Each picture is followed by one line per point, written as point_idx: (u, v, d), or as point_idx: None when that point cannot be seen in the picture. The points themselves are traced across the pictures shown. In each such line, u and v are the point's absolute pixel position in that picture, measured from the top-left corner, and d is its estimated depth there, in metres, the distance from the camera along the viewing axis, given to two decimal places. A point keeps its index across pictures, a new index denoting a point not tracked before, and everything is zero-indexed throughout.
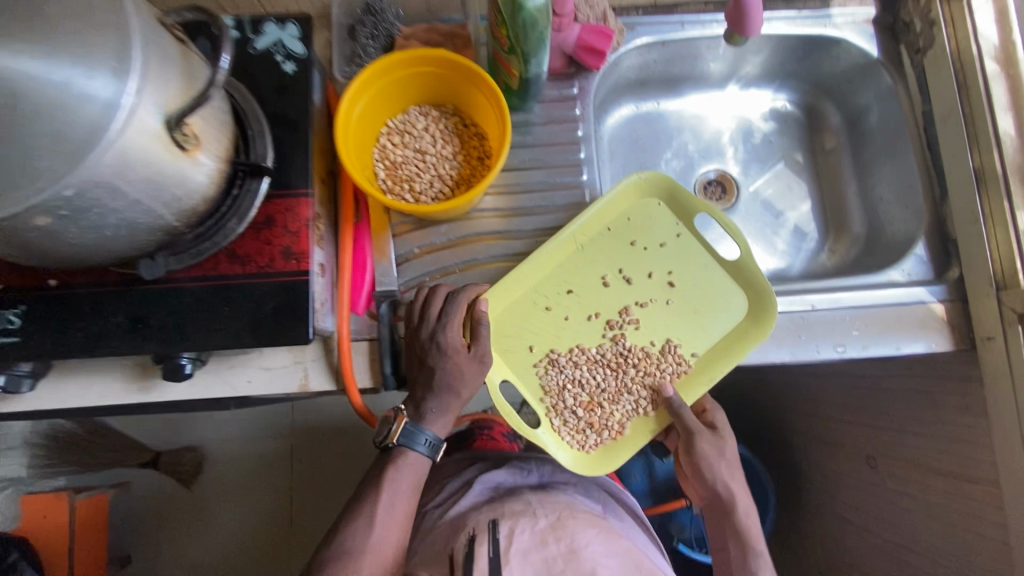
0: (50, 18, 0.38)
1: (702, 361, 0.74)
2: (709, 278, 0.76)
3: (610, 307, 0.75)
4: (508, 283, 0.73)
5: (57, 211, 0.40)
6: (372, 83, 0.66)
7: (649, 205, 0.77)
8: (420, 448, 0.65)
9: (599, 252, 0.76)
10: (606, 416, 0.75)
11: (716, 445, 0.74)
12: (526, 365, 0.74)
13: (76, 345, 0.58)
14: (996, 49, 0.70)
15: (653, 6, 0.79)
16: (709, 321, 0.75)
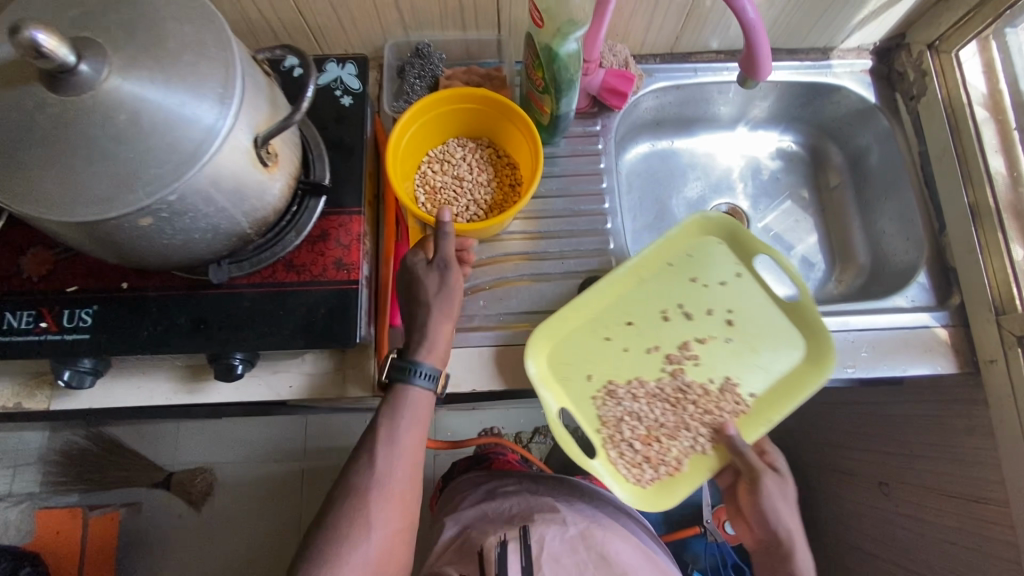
0: (173, 51, 0.45)
1: (761, 402, 0.75)
2: (768, 319, 0.78)
3: (669, 342, 0.77)
4: (574, 312, 0.76)
5: (160, 213, 0.46)
6: (422, 113, 0.73)
7: (710, 246, 0.81)
8: (417, 381, 0.63)
9: (659, 288, 0.79)
10: (663, 450, 0.75)
11: (780, 486, 0.76)
12: (585, 395, 0.75)
13: (142, 342, 0.63)
14: (984, 98, 0.78)
15: (671, 54, 0.88)
16: (768, 362, 0.76)
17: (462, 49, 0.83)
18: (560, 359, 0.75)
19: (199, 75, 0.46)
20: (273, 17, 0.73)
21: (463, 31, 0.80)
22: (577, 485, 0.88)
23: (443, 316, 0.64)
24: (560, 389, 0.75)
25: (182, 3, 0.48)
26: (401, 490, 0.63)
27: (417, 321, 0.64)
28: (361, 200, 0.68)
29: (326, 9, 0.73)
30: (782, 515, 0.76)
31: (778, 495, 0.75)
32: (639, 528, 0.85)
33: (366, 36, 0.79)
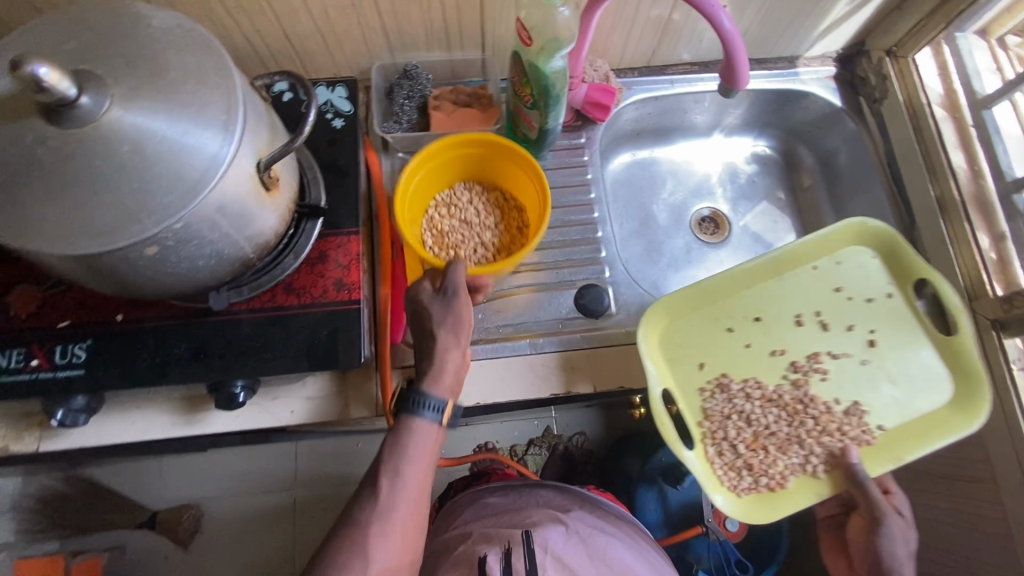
0: (174, 80, 0.46)
1: (889, 436, 0.73)
2: (915, 349, 0.76)
3: (798, 350, 0.77)
4: (697, 293, 0.79)
5: (165, 241, 0.46)
6: (428, 162, 0.74)
7: (864, 254, 0.80)
8: (425, 414, 0.60)
9: (800, 290, 0.79)
10: (769, 462, 0.74)
11: (905, 532, 0.67)
12: (693, 382, 0.77)
13: (141, 375, 0.62)
14: (941, 99, 0.83)
15: (647, 67, 0.91)
16: (903, 394, 0.74)
17: (447, 69, 0.85)
18: (669, 342, 0.77)
19: (201, 103, 0.46)
20: (261, 43, 0.74)
21: (448, 51, 0.82)
22: (575, 492, 0.88)
23: (450, 341, 0.62)
24: (669, 372, 0.76)
25: (180, 33, 0.48)
26: (405, 521, 0.59)
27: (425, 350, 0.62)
28: (358, 220, 0.68)
29: (313, 34, 0.74)
30: (898, 565, 0.67)
31: (898, 543, 0.67)
32: (636, 529, 0.86)
33: (353, 60, 0.80)
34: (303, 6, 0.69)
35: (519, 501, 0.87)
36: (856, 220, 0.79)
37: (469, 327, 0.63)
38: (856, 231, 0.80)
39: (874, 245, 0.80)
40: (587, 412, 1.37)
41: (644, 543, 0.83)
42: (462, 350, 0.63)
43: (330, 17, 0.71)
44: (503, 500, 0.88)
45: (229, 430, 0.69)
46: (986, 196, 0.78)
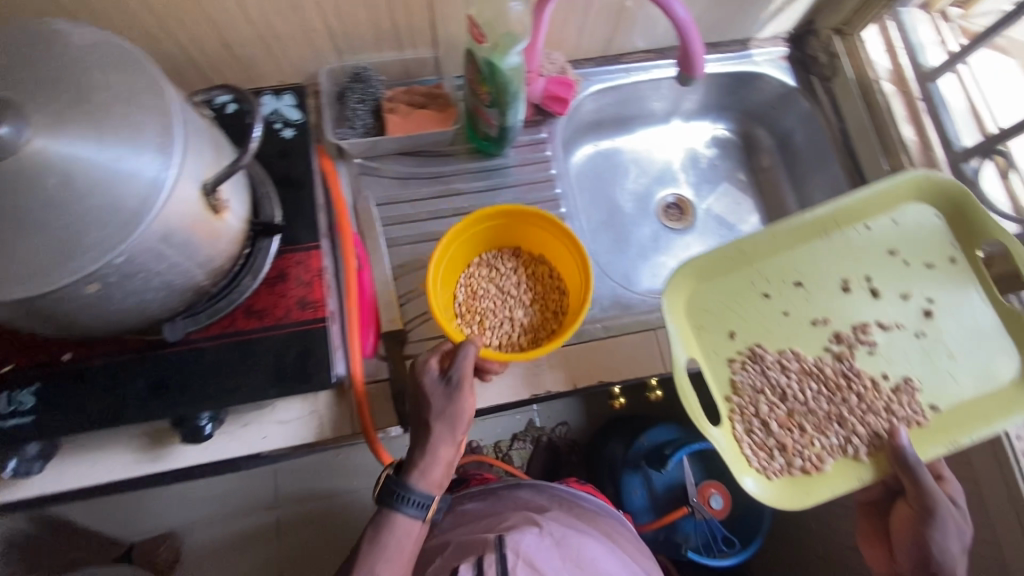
0: (101, 103, 0.42)
1: (942, 419, 0.69)
2: (973, 320, 0.72)
3: (844, 319, 0.74)
4: (731, 254, 0.75)
5: (107, 277, 0.43)
6: (462, 234, 0.74)
7: (923, 212, 0.76)
8: (407, 510, 0.62)
9: (849, 253, 0.75)
10: (805, 443, 0.71)
11: (960, 526, 0.64)
12: (722, 351, 0.73)
13: (96, 416, 0.58)
14: (890, 74, 0.87)
15: (604, 57, 0.90)
16: (960, 370, 0.71)
17: (400, 69, 0.82)
18: (698, 308, 0.74)
19: (135, 127, 0.43)
20: (198, 52, 0.70)
21: (399, 50, 0.79)
22: (553, 492, 0.89)
23: (445, 437, 0.62)
24: (699, 340, 0.73)
25: (105, 50, 0.44)
26: None
27: (418, 441, 0.62)
28: (318, 234, 0.66)
29: (254, 40, 0.70)
30: (953, 557, 0.64)
31: (954, 535, 0.64)
32: (613, 521, 0.87)
33: (299, 65, 0.77)
34: (240, 11, 0.65)
35: (496, 506, 0.88)
36: (918, 174, 0.75)
37: (465, 427, 0.63)
38: (915, 187, 0.76)
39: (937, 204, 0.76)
40: (569, 404, 1.37)
41: (620, 538, 0.83)
42: (454, 450, 0.63)
43: (271, 21, 0.68)
44: (478, 504, 0.89)
45: (197, 464, 0.66)
46: (937, 163, 0.82)
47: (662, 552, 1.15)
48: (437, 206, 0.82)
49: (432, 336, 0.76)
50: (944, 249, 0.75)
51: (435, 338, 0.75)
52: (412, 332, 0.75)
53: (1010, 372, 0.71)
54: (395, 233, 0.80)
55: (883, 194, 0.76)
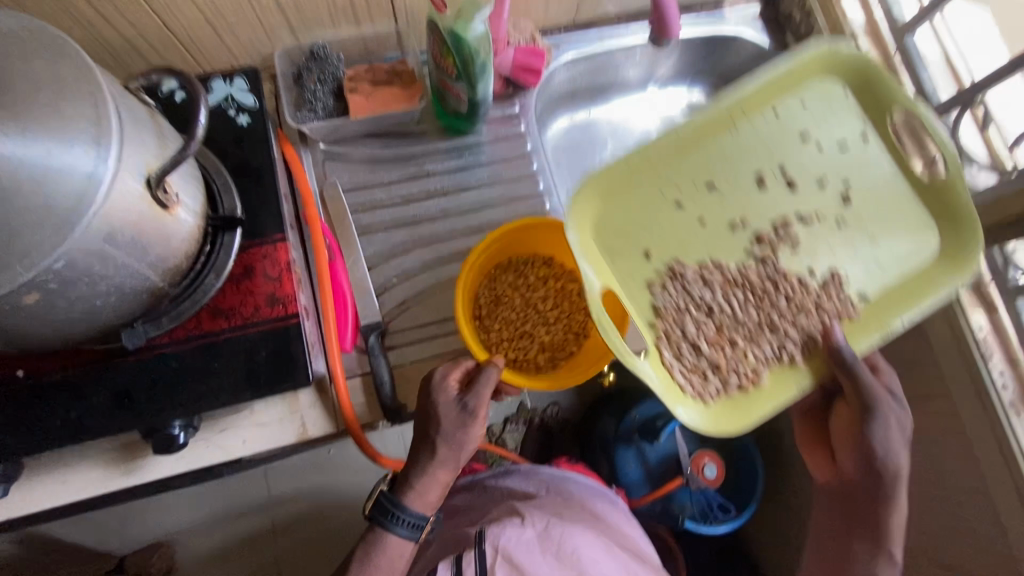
0: (21, 91, 0.38)
1: (873, 307, 0.67)
2: (894, 198, 0.69)
3: (761, 219, 0.70)
4: (634, 165, 0.70)
5: (48, 284, 0.40)
6: (493, 240, 0.71)
7: (831, 88, 0.71)
8: (400, 530, 0.63)
9: (761, 147, 0.71)
10: (737, 358, 0.67)
11: (898, 416, 0.63)
12: (639, 271, 0.69)
13: (59, 433, 0.55)
14: (865, 28, 0.84)
15: (573, 23, 0.87)
16: (884, 255, 0.68)
17: (359, 46, 0.77)
18: (610, 230, 0.69)
19: (63, 117, 0.38)
20: (137, 36, 0.65)
21: (357, 26, 0.74)
22: (539, 477, 0.92)
23: (444, 461, 0.62)
24: (615, 265, 0.68)
25: (22, 34, 0.40)
26: None
27: (418, 462, 0.62)
28: (283, 226, 0.62)
29: (198, 21, 0.65)
30: (893, 450, 0.63)
31: (893, 428, 0.63)
32: (599, 500, 0.89)
33: (250, 46, 0.72)
34: None
35: (484, 499, 0.91)
36: (818, 47, 0.70)
37: (468, 453, 0.63)
38: (820, 64, 0.71)
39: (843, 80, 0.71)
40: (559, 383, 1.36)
41: (605, 517, 0.86)
42: (452, 472, 0.64)
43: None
44: (467, 500, 0.93)
45: (177, 473, 0.63)
46: None
47: (661, 522, 1.17)
48: (410, 189, 0.79)
49: (414, 325, 0.73)
50: (856, 125, 0.71)
51: (415, 327, 0.73)
52: (393, 324, 0.73)
53: (935, 244, 0.68)
54: (367, 219, 0.77)
55: (785, 78, 0.71)
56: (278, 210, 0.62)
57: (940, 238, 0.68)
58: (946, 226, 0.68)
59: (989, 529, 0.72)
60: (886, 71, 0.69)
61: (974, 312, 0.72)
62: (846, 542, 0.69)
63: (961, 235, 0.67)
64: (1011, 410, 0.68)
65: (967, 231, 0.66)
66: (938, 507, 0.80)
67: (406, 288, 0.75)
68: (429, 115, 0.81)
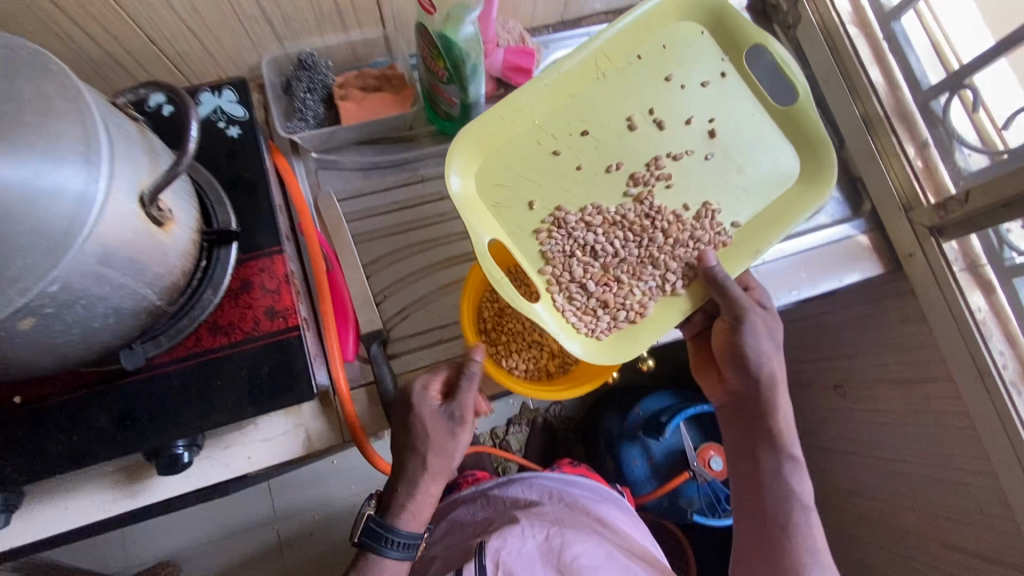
0: (6, 112, 0.37)
1: (745, 230, 0.68)
2: (757, 130, 0.70)
3: (636, 160, 0.69)
4: (508, 116, 0.67)
5: (42, 309, 0.39)
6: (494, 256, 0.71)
7: (690, 32, 0.71)
8: (393, 553, 0.60)
9: (629, 89, 0.69)
10: (624, 294, 0.67)
11: (768, 323, 0.65)
12: (522, 219, 0.67)
13: (60, 459, 0.54)
14: (852, 16, 0.84)
15: (562, 23, 0.86)
16: (753, 186, 0.69)
17: (347, 52, 0.76)
18: (491, 182, 0.67)
19: (50, 137, 0.37)
20: (121, 50, 0.64)
21: (345, 32, 0.74)
22: (542, 484, 0.92)
23: (435, 476, 0.62)
24: (501, 218, 0.67)
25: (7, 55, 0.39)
26: None
27: (410, 478, 0.61)
28: (279, 237, 0.61)
29: (183, 33, 0.64)
30: (766, 355, 0.65)
31: (763, 333, 0.64)
32: (605, 505, 0.90)
33: (236, 57, 0.71)
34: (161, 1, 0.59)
35: (489, 509, 0.90)
36: None
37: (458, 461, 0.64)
38: (675, 6, 0.71)
39: (699, 19, 0.72)
40: None
41: (609, 521, 0.86)
42: (443, 484, 0.64)
43: (198, 10, 0.62)
44: (472, 511, 0.92)
45: (181, 493, 0.62)
46: (906, 107, 0.81)
47: (670, 518, 1.17)
48: (404, 195, 0.78)
49: (416, 332, 0.73)
50: (711, 60, 0.71)
51: (417, 334, 0.73)
52: (395, 334, 0.72)
53: (797, 170, 0.69)
54: (362, 227, 0.76)
55: (641, 19, 0.70)
56: (274, 223, 0.62)
57: (799, 163, 0.70)
58: (806, 152, 0.70)
59: (996, 508, 0.73)
60: (736, 8, 0.70)
61: (971, 294, 0.73)
62: (752, 457, 0.68)
63: (819, 159, 0.69)
64: (1013, 390, 0.69)
65: (824, 154, 0.68)
66: (943, 489, 0.80)
67: (405, 295, 0.74)
68: (420, 120, 0.80)
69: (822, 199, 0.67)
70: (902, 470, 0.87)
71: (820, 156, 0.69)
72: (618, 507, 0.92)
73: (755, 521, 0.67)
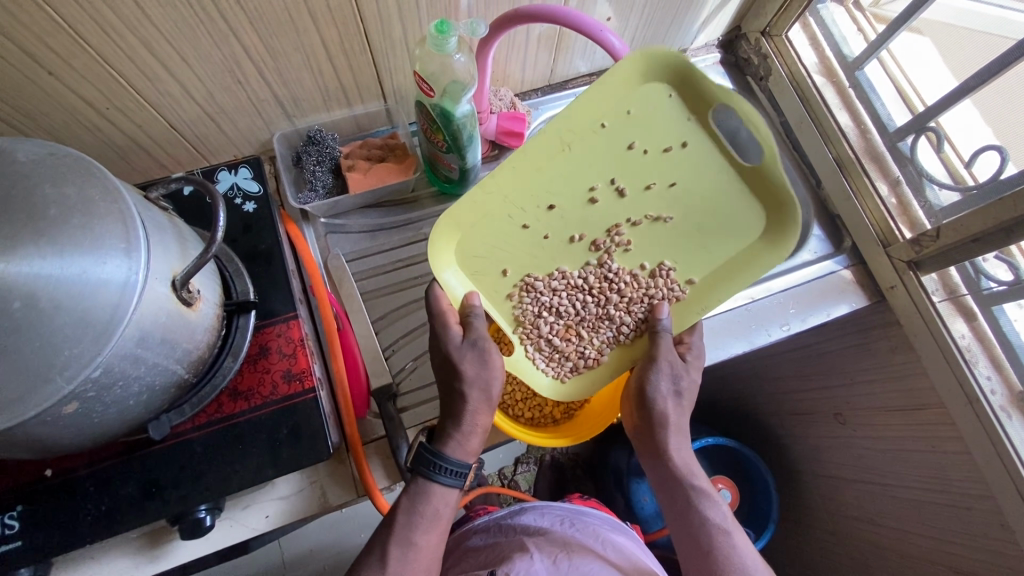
0: (55, 217, 0.41)
1: (697, 290, 0.71)
2: (723, 187, 0.72)
3: (598, 227, 0.72)
4: (480, 195, 0.70)
5: (86, 393, 0.42)
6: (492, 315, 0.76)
7: (657, 92, 0.72)
8: (444, 479, 0.62)
9: (594, 159, 0.72)
10: (584, 344, 0.73)
11: (672, 366, 0.66)
12: (497, 286, 0.72)
13: (90, 529, 0.56)
14: (818, 66, 0.91)
15: (549, 85, 0.93)
16: (712, 246, 0.72)
17: (352, 124, 0.82)
18: (469, 254, 0.71)
19: (95, 236, 0.42)
20: (144, 136, 0.69)
21: (349, 108, 0.79)
22: (553, 512, 0.94)
23: (480, 407, 0.62)
24: (479, 286, 0.71)
25: (54, 162, 0.43)
26: None
27: (455, 413, 0.62)
28: (293, 303, 0.65)
29: (202, 118, 0.70)
30: (666, 398, 0.66)
31: (665, 374, 0.66)
32: (617, 534, 0.92)
33: (250, 136, 0.76)
34: (182, 92, 0.65)
35: (499, 534, 0.92)
36: (639, 53, 0.70)
37: (498, 390, 0.64)
38: (638, 70, 0.72)
39: (661, 80, 0.73)
40: None
41: (617, 548, 0.88)
42: (491, 415, 0.64)
43: (216, 98, 0.67)
44: (484, 537, 0.94)
45: (203, 555, 0.64)
46: (876, 147, 0.86)
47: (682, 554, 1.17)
48: (410, 253, 0.83)
49: (424, 384, 0.76)
50: (674, 121, 0.72)
51: (425, 386, 0.76)
52: (405, 385, 0.76)
53: (759, 226, 0.72)
54: (371, 284, 0.81)
55: (600, 88, 0.71)
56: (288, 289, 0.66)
57: (763, 219, 0.72)
58: (767, 208, 0.72)
59: (999, 531, 0.74)
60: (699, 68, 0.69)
61: (954, 322, 0.76)
62: (667, 489, 0.68)
63: (782, 215, 0.71)
64: (1002, 414, 0.72)
65: (788, 212, 0.70)
66: (948, 514, 0.82)
67: (413, 347, 0.79)
68: (422, 182, 0.86)
69: (778, 260, 0.70)
70: (907, 496, 0.88)
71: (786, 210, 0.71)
72: (630, 542, 0.93)
73: (683, 551, 0.66)
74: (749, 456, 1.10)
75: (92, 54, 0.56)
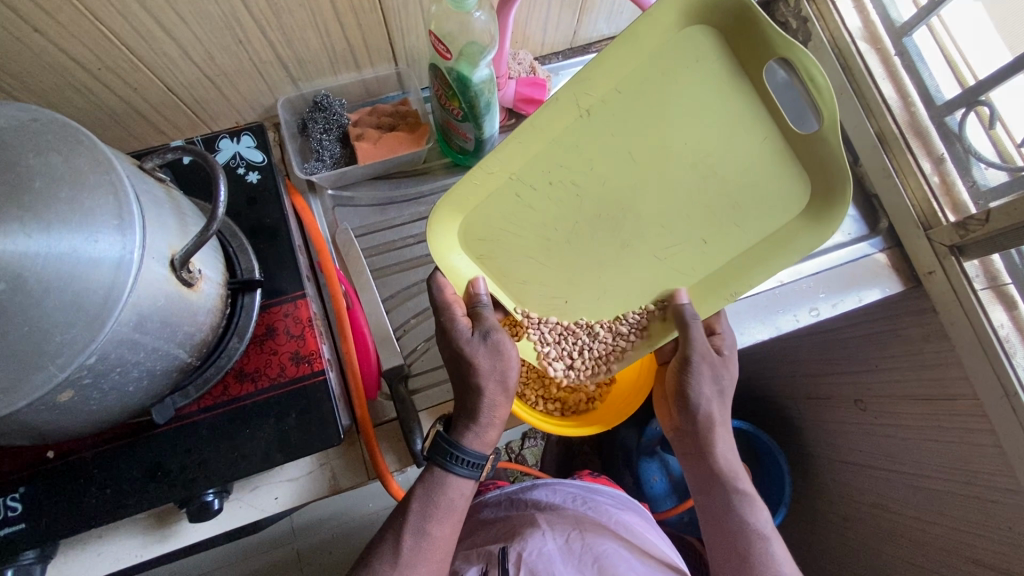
0: (42, 189, 0.37)
1: (720, 276, 0.67)
2: (764, 157, 0.66)
3: (620, 204, 0.68)
4: (485, 177, 0.66)
5: (80, 380, 0.39)
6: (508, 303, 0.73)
7: (695, 42, 0.64)
8: (460, 470, 0.59)
9: (619, 127, 0.66)
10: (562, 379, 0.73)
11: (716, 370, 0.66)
12: (508, 266, 0.69)
13: (94, 512, 0.54)
14: (862, 31, 0.84)
15: (571, 49, 0.87)
16: (746, 225, 0.67)
17: (361, 89, 0.78)
18: (474, 236, 0.68)
19: (85, 211, 0.38)
20: (141, 100, 0.65)
21: (358, 71, 0.74)
22: (565, 490, 0.92)
23: (496, 398, 0.60)
24: (486, 268, 0.69)
25: (40, 129, 0.39)
26: None
27: (470, 408, 0.59)
28: (300, 281, 0.62)
29: (200, 81, 0.65)
30: (708, 400, 0.66)
31: (706, 378, 0.65)
32: (627, 513, 0.90)
33: (252, 100, 0.72)
34: (178, 51, 0.60)
35: (511, 510, 0.91)
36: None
37: (515, 378, 0.61)
38: (678, 14, 0.63)
39: (700, 24, 0.63)
40: None
41: (629, 527, 0.86)
42: (507, 402, 0.61)
43: (214, 59, 0.62)
44: (496, 511, 0.94)
45: (211, 536, 0.62)
46: (920, 123, 0.80)
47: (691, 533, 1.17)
48: (421, 228, 0.79)
49: (434, 366, 0.73)
50: (711, 81, 0.65)
51: (434, 369, 0.73)
52: (415, 366, 0.73)
53: (799, 201, 0.66)
54: (379, 262, 0.77)
55: (632, 43, 0.63)
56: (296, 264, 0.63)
57: (806, 195, 0.66)
58: (813, 180, 0.65)
59: None
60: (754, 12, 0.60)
61: (993, 310, 0.72)
62: (707, 491, 0.69)
63: (828, 190, 0.64)
64: None
65: (836, 191, 0.63)
66: (971, 506, 0.79)
67: (423, 329, 0.76)
68: (434, 152, 0.81)
69: (818, 244, 0.65)
70: (928, 486, 0.85)
71: (834, 182, 0.64)
72: (642, 522, 0.91)
73: (716, 550, 0.67)
74: (765, 440, 1.08)
75: (79, 8, 0.51)
